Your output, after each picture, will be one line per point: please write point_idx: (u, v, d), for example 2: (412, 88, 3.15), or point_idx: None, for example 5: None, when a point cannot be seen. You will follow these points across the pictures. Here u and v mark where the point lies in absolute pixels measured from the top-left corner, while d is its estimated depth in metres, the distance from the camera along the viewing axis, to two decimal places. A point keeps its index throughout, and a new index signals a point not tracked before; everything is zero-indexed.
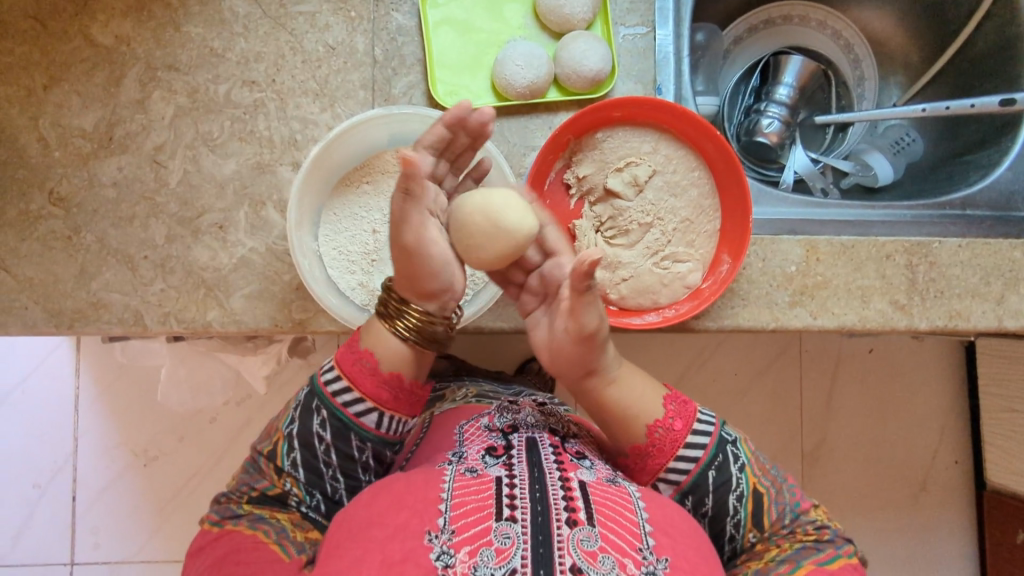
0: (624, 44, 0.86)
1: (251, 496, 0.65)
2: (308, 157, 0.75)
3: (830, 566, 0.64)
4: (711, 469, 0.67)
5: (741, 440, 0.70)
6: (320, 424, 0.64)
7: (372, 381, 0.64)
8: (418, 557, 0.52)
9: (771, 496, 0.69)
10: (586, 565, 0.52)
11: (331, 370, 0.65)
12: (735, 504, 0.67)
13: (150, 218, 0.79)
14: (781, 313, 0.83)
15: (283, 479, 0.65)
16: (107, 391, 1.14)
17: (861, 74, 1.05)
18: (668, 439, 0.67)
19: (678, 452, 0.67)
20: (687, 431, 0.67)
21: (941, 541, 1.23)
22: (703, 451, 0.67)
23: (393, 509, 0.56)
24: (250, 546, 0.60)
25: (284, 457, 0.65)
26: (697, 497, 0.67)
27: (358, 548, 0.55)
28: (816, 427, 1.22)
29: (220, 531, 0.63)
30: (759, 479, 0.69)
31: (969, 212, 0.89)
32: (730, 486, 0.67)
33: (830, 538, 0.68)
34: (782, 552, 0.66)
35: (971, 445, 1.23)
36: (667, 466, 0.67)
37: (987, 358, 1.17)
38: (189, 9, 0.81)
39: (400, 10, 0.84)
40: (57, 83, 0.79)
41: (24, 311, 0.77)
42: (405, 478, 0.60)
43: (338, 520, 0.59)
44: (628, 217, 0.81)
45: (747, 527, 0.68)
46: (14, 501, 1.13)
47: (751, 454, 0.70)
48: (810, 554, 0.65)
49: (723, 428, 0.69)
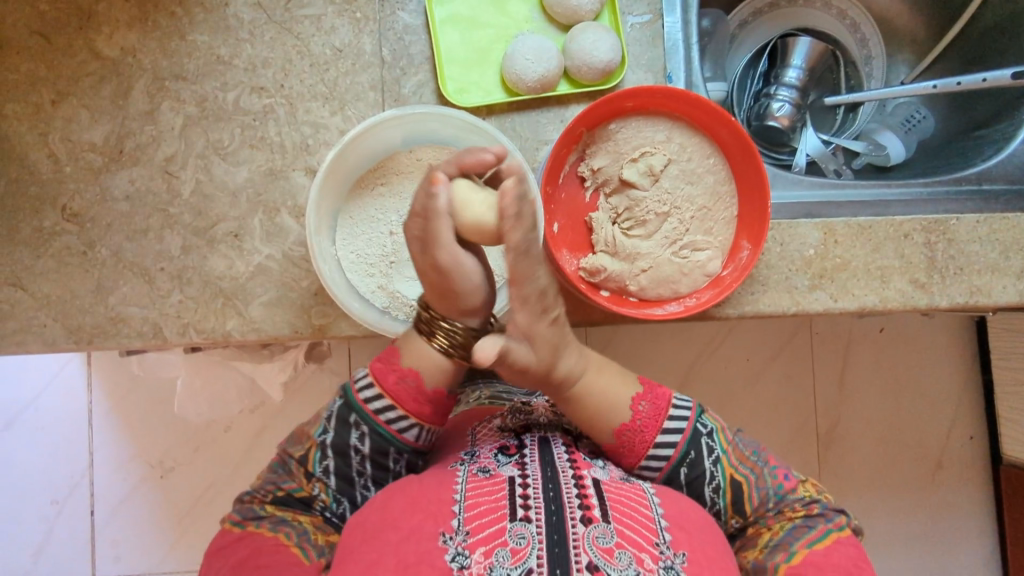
0: (632, 33, 0.86)
1: (274, 496, 0.65)
2: (325, 162, 0.75)
3: (820, 546, 0.66)
4: (683, 466, 0.69)
5: (717, 429, 0.71)
6: (358, 437, 0.65)
7: (413, 399, 0.64)
8: (433, 559, 0.51)
9: (752, 483, 0.70)
10: (603, 562, 0.51)
11: (367, 381, 0.65)
12: (713, 495, 0.70)
13: (164, 230, 0.79)
14: (801, 297, 0.83)
15: (311, 483, 0.66)
16: (120, 404, 1.13)
17: (868, 53, 1.04)
18: (636, 440, 0.68)
19: (650, 451, 0.68)
20: (655, 432, 0.68)
21: (964, 518, 1.23)
22: (674, 448, 0.68)
23: (408, 511, 0.56)
24: (272, 549, 0.61)
25: (316, 463, 0.66)
26: (675, 489, 0.70)
27: (372, 551, 0.54)
28: (834, 409, 1.22)
29: (242, 532, 0.63)
30: (736, 469, 0.70)
31: (985, 186, 0.88)
32: (703, 479, 0.69)
33: (820, 513, 0.69)
34: (774, 537, 0.67)
35: (987, 419, 1.23)
36: (638, 465, 0.68)
37: (1001, 332, 1.16)
38: (193, 17, 0.80)
39: (406, 9, 0.83)
40: (64, 98, 0.78)
41: (42, 329, 0.77)
42: (419, 480, 0.59)
43: (351, 525, 0.58)
44: (645, 207, 0.80)
45: (729, 514, 0.70)
46: (33, 518, 1.13)
47: (728, 444, 0.71)
48: (802, 534, 0.66)
49: (697, 419, 0.70)
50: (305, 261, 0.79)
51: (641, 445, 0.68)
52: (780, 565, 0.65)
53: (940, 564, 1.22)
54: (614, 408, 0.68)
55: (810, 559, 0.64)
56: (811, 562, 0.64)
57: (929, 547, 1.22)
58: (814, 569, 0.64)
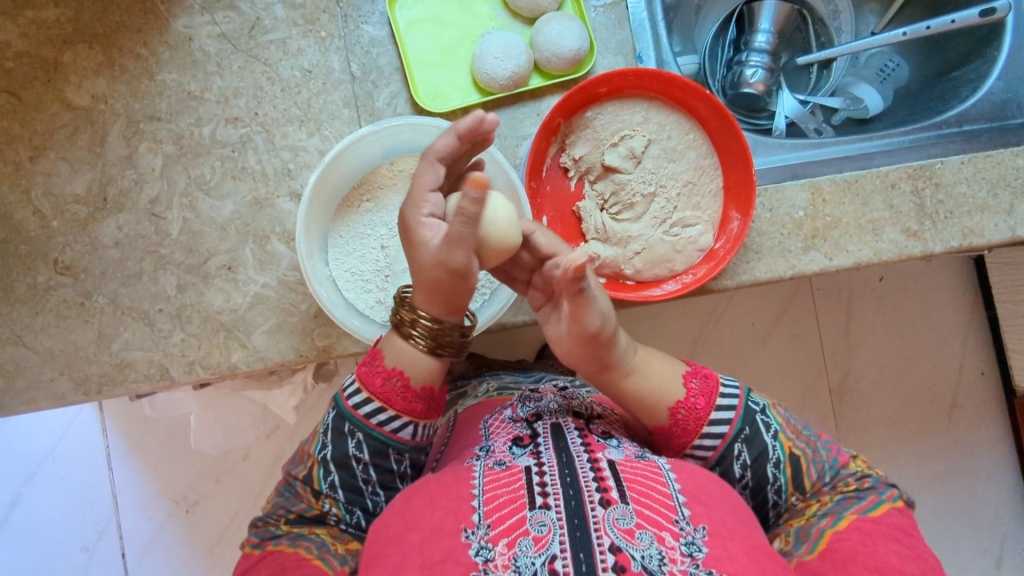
0: (597, 18, 0.86)
1: (288, 517, 0.65)
2: (309, 184, 0.75)
3: (873, 514, 0.64)
4: (741, 442, 0.67)
5: (769, 407, 0.70)
6: (356, 446, 0.64)
7: (403, 398, 0.64)
8: (457, 555, 0.52)
9: (808, 457, 0.69)
10: (624, 544, 0.51)
11: (357, 393, 0.64)
12: (773, 471, 0.67)
13: (158, 271, 0.79)
14: (796, 260, 0.83)
15: (322, 500, 0.65)
16: (136, 445, 1.14)
17: (835, 8, 1.03)
18: (691, 418, 0.67)
19: (706, 429, 0.67)
20: (709, 409, 0.67)
21: (983, 455, 1.23)
22: (730, 425, 0.67)
23: (429, 510, 0.56)
24: (295, 564, 0.60)
25: (321, 481, 0.65)
26: (726, 468, 0.67)
27: (398, 552, 0.55)
28: (842, 363, 1.23)
29: (263, 552, 0.63)
30: (794, 442, 0.69)
31: (966, 127, 0.89)
32: (766, 455, 0.67)
33: (871, 486, 0.67)
34: (824, 507, 0.66)
35: (995, 355, 1.23)
36: (693, 444, 0.67)
37: (999, 267, 1.17)
38: (159, 56, 0.80)
39: (369, 22, 0.83)
40: (42, 152, 0.78)
41: (50, 383, 0.77)
42: (437, 479, 0.60)
43: (375, 528, 0.59)
44: (631, 190, 0.81)
45: (788, 491, 0.68)
46: (64, 569, 1.13)
47: (783, 420, 0.69)
48: (852, 503, 0.65)
49: (748, 398, 0.69)
50: (301, 284, 0.80)
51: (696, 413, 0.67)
52: (826, 529, 0.63)
53: (966, 504, 1.22)
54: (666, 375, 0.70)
55: (859, 524, 0.63)
56: (858, 527, 0.63)
57: (954, 488, 1.22)
58: (863, 534, 0.62)
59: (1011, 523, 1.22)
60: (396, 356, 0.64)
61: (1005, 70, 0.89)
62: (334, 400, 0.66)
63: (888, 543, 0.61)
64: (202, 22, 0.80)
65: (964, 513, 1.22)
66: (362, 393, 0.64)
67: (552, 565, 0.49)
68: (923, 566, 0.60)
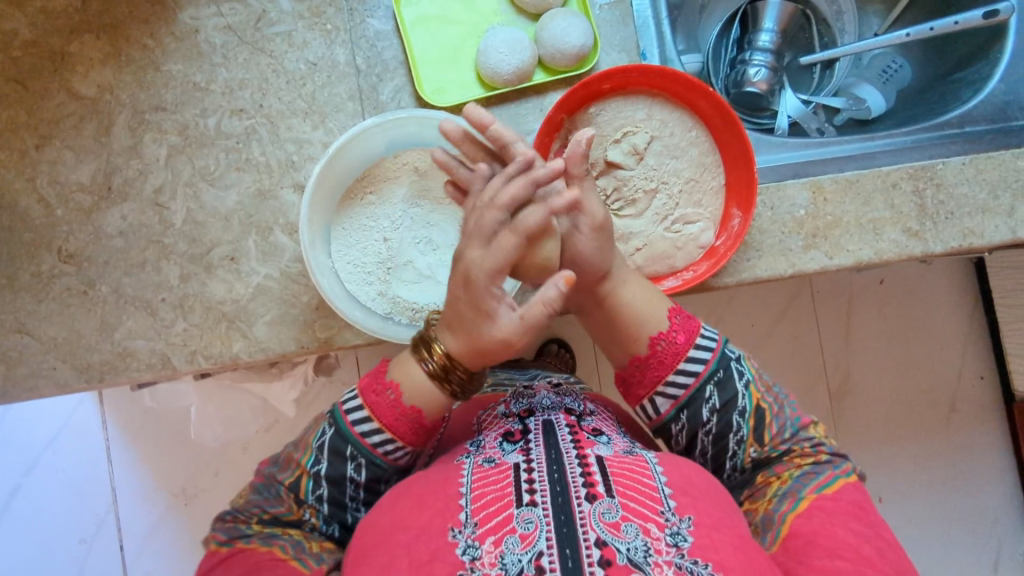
0: (602, 15, 0.86)
1: (263, 517, 0.64)
2: (313, 175, 0.76)
3: (830, 490, 0.65)
4: (712, 384, 0.68)
5: (743, 358, 0.71)
6: (354, 469, 0.64)
7: (390, 413, 0.64)
8: (444, 556, 0.52)
9: (773, 412, 0.69)
10: (610, 537, 0.51)
11: (359, 408, 0.65)
12: (739, 420, 0.68)
13: (161, 261, 0.79)
14: (797, 259, 0.83)
15: (303, 509, 0.65)
16: (136, 436, 1.14)
17: (839, 8, 1.04)
18: (670, 351, 0.68)
19: (681, 365, 0.68)
20: (689, 344, 0.68)
21: (980, 457, 1.23)
22: (704, 365, 0.68)
23: (416, 511, 0.57)
24: (269, 563, 0.60)
25: (309, 492, 0.65)
26: (694, 411, 0.68)
27: (385, 554, 0.55)
28: (843, 364, 1.23)
29: (230, 551, 0.62)
30: (763, 396, 0.69)
31: (968, 129, 0.89)
32: (734, 404, 0.68)
33: (828, 458, 0.68)
34: (783, 485, 0.66)
35: (995, 359, 1.23)
36: (667, 378, 0.69)
37: (999, 270, 1.17)
38: (166, 47, 0.80)
39: (375, 16, 0.83)
40: (47, 141, 0.79)
41: (53, 371, 0.77)
42: (425, 478, 0.60)
43: (363, 528, 0.59)
44: (633, 186, 0.81)
45: (748, 442, 0.69)
46: (63, 559, 1.14)
47: (755, 372, 0.71)
48: (810, 481, 0.65)
49: (725, 345, 0.70)
50: (303, 276, 0.80)
51: (653, 382, 0.69)
52: (788, 514, 0.63)
53: (963, 507, 1.22)
54: (648, 320, 0.70)
55: (817, 504, 0.63)
56: (818, 508, 0.63)
57: (952, 490, 1.22)
58: (822, 514, 0.62)
59: (1007, 526, 1.23)
60: (411, 391, 0.65)
61: (1006, 72, 0.90)
62: (334, 412, 0.66)
63: (847, 523, 0.62)
64: (209, 14, 0.81)
65: (962, 515, 1.22)
66: (363, 409, 0.64)
67: (538, 562, 0.50)
68: (881, 545, 0.61)
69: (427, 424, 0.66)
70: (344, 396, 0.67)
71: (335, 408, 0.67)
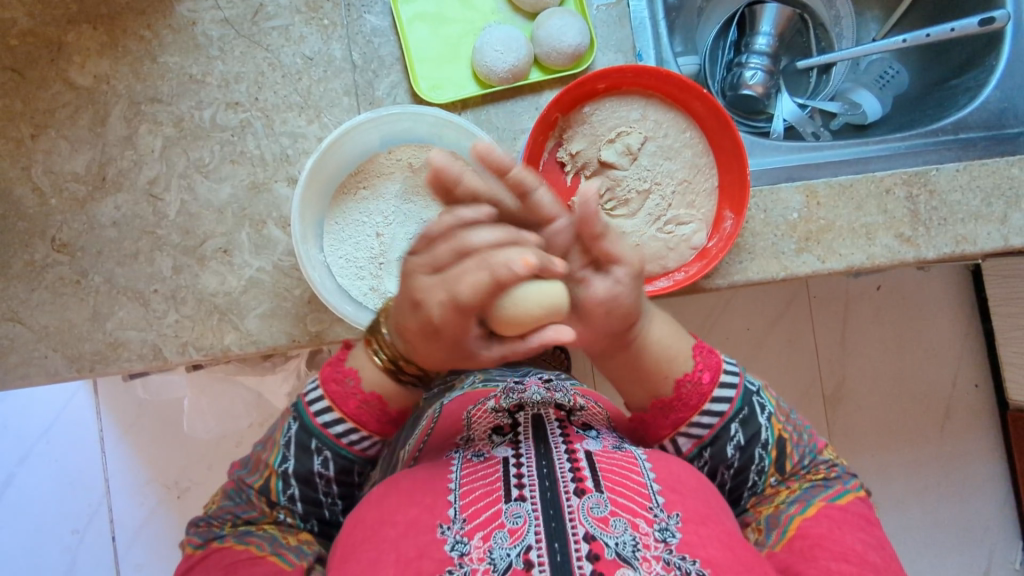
0: (599, 15, 0.87)
1: (235, 522, 0.64)
2: (304, 170, 0.76)
3: (839, 502, 0.66)
4: (735, 423, 0.67)
5: (764, 389, 0.70)
6: (322, 463, 0.65)
7: (353, 401, 0.64)
8: (432, 552, 0.52)
9: (794, 441, 0.70)
10: (598, 532, 0.52)
11: (314, 389, 0.66)
12: (760, 452, 0.68)
13: (154, 252, 0.79)
14: (790, 262, 0.83)
15: (276, 510, 0.65)
16: (128, 429, 1.14)
17: (837, 14, 1.05)
18: (695, 392, 0.66)
19: (706, 405, 0.67)
20: (714, 384, 0.67)
21: (972, 465, 1.23)
22: (729, 404, 0.67)
23: (404, 506, 0.57)
24: (247, 559, 0.60)
25: (280, 493, 0.65)
26: (718, 449, 0.67)
27: (373, 549, 0.55)
28: (837, 369, 1.23)
29: (206, 551, 0.63)
30: (784, 425, 0.70)
31: (962, 136, 0.89)
32: (757, 439, 0.68)
33: (838, 476, 0.69)
34: (792, 494, 0.67)
35: (988, 367, 1.23)
36: (690, 420, 0.67)
37: (994, 278, 1.17)
38: (163, 39, 0.81)
39: (372, 12, 0.84)
40: (43, 131, 0.79)
41: (44, 360, 0.78)
42: (412, 473, 0.60)
43: (349, 525, 0.59)
44: (626, 187, 0.82)
45: (770, 471, 0.69)
46: (55, 549, 1.14)
47: (775, 402, 0.71)
48: (820, 492, 0.66)
49: (746, 379, 0.69)
50: (295, 270, 0.80)
51: (675, 423, 0.67)
52: (794, 516, 0.64)
53: (955, 513, 1.22)
54: (673, 357, 0.66)
55: (826, 511, 0.64)
56: (826, 514, 0.64)
57: (945, 498, 1.22)
58: (830, 521, 0.63)
59: (1001, 535, 1.22)
60: (371, 380, 0.64)
61: (1003, 79, 0.90)
62: (296, 406, 0.66)
63: (855, 531, 0.63)
64: (206, 7, 0.81)
65: (953, 522, 1.22)
66: (318, 389, 0.65)
67: (527, 556, 0.50)
68: (885, 555, 0.62)
69: (389, 411, 0.65)
70: (306, 389, 0.67)
71: (297, 402, 0.66)
